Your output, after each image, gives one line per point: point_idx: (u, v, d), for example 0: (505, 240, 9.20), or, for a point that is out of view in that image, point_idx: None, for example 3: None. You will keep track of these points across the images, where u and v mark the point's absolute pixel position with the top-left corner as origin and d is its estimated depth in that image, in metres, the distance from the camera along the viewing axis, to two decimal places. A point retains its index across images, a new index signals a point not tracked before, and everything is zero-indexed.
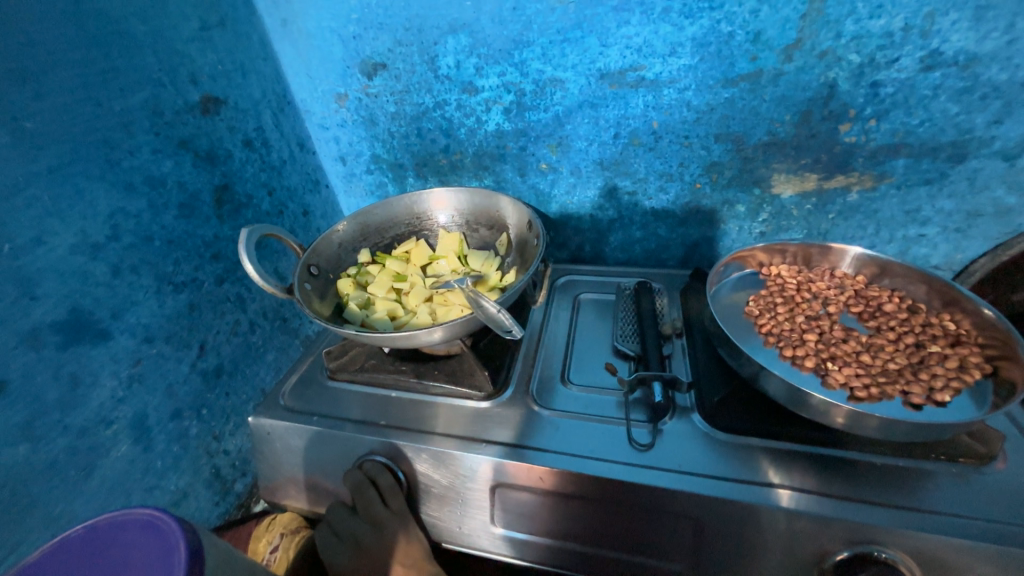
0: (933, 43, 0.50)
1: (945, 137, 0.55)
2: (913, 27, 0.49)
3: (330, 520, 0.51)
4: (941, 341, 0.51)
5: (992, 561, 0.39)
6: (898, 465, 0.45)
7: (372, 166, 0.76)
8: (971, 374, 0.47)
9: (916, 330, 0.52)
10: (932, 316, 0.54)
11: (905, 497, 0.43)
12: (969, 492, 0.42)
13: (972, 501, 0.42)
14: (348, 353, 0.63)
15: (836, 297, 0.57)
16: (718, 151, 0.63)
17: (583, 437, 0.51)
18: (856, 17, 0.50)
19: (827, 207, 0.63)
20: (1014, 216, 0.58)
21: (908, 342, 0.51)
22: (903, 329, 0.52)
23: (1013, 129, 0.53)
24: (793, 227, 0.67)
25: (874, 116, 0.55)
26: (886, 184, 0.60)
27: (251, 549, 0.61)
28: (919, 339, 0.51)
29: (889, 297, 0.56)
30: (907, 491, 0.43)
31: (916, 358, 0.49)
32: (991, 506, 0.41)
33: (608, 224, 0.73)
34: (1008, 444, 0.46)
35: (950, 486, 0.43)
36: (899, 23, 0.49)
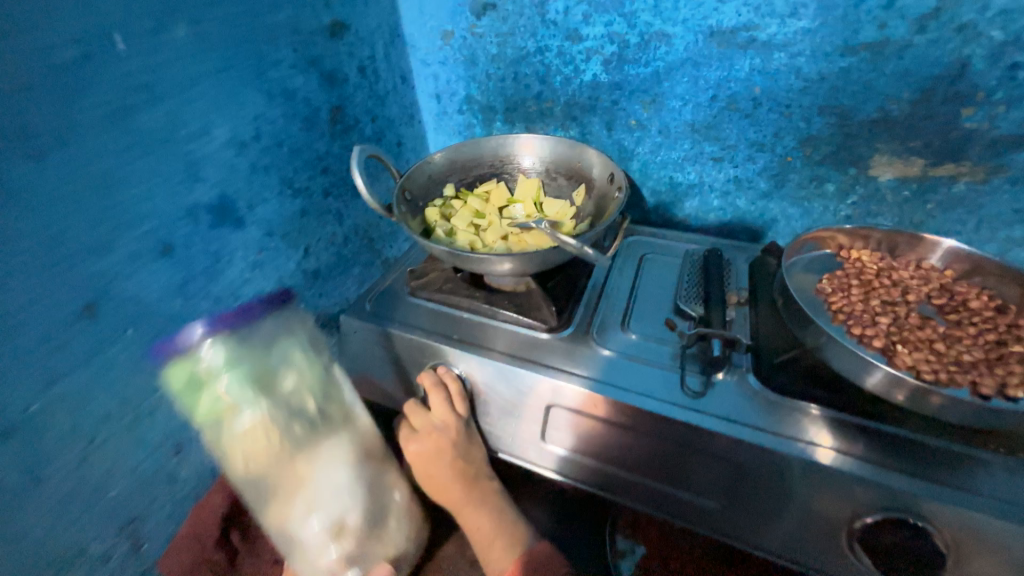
0: None
1: None
2: None
3: (408, 415, 0.58)
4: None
5: None
6: (952, 449, 0.46)
7: (464, 106, 0.80)
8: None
9: (1000, 328, 0.51)
10: (1021, 318, 0.52)
11: (951, 477, 0.44)
12: (1020, 484, 0.43)
13: (1022, 492, 0.43)
14: (428, 275, 0.69)
15: (917, 287, 0.57)
16: (819, 125, 0.61)
17: (638, 376, 0.55)
18: None
19: (929, 196, 0.61)
20: None
21: (988, 340, 0.50)
22: (986, 326, 0.51)
23: None
24: (883, 214, 0.64)
25: (1004, 102, 0.52)
26: (1000, 179, 0.57)
27: None
28: (1002, 338, 0.50)
29: (976, 294, 0.55)
30: (955, 473, 0.44)
31: (994, 355, 0.49)
32: None
33: (686, 188, 0.74)
34: None
35: (1000, 475, 0.44)
36: None
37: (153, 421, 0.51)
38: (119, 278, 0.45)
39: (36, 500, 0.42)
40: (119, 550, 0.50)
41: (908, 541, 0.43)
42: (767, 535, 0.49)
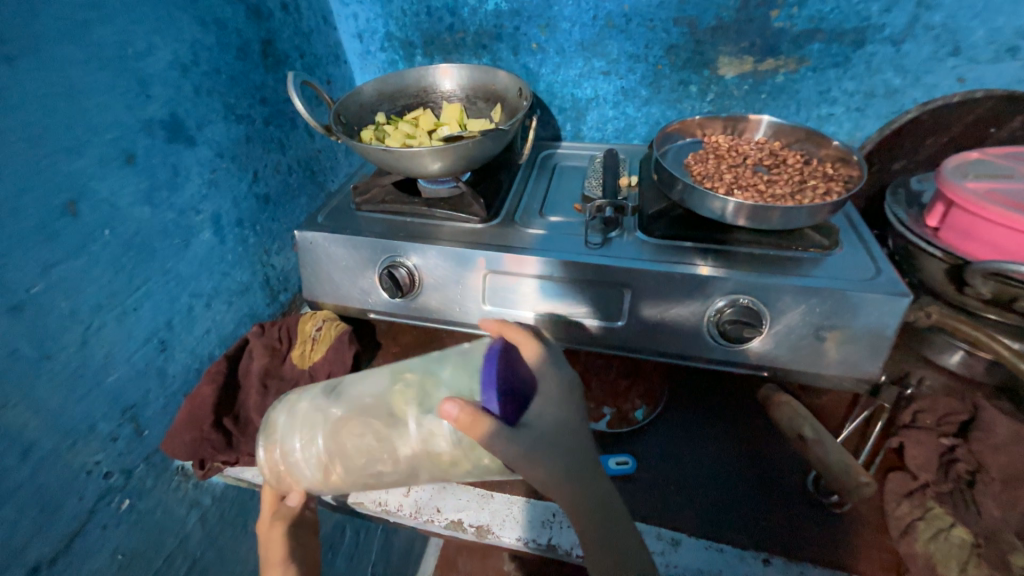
0: None
1: (850, 24, 0.70)
2: None
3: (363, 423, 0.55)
4: (822, 178, 0.68)
5: (815, 299, 0.58)
6: (767, 253, 0.64)
7: (386, 44, 0.89)
8: (833, 195, 0.65)
9: (806, 172, 0.70)
10: (822, 164, 0.71)
11: (768, 268, 0.62)
12: (809, 265, 0.62)
13: (810, 269, 0.61)
14: (370, 191, 0.79)
15: (756, 152, 0.74)
16: (677, 34, 0.76)
17: (553, 241, 0.69)
18: None
19: (760, 87, 0.78)
20: (899, 95, 0.74)
21: (797, 180, 0.68)
22: (796, 171, 0.70)
23: (898, 18, 0.68)
24: (733, 106, 0.81)
25: (796, 3, 0.70)
26: (805, 67, 0.75)
27: (288, 334, 0.76)
28: (806, 178, 0.69)
29: (795, 152, 0.73)
30: (770, 265, 0.62)
31: (798, 189, 0.67)
32: (821, 271, 0.61)
33: (585, 102, 0.87)
34: (846, 243, 0.65)
35: (807, 263, 0.62)
36: None
37: (138, 317, 0.58)
38: (93, 179, 0.51)
39: (48, 372, 0.49)
40: (124, 431, 0.58)
41: (742, 314, 0.60)
42: (661, 340, 0.65)
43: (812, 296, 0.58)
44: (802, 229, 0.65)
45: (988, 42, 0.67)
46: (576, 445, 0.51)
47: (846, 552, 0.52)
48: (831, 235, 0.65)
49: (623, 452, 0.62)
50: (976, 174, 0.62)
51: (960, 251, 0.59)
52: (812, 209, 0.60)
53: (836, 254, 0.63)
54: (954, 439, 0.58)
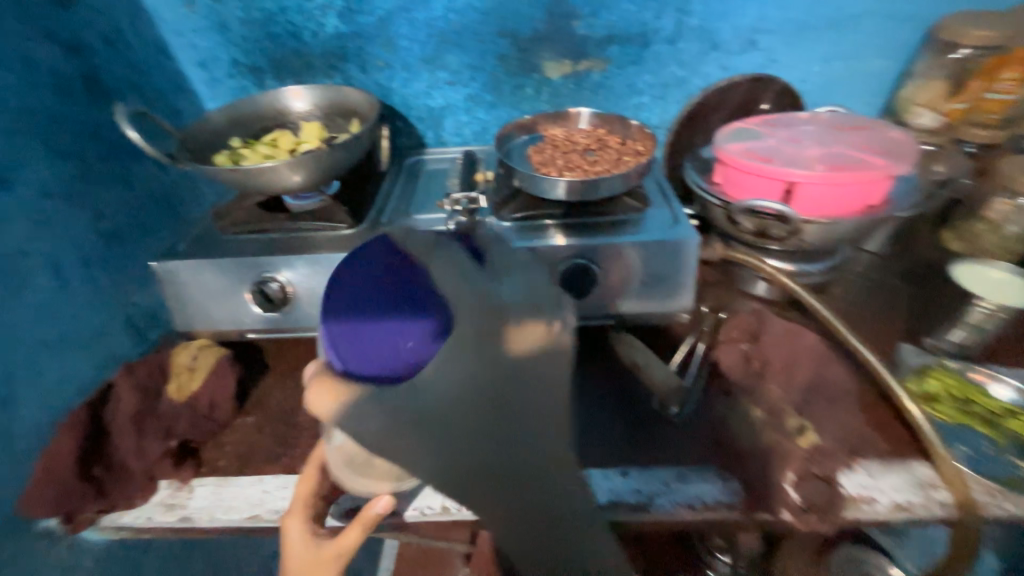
0: None
1: (634, 29, 0.85)
2: None
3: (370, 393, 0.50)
4: (632, 153, 0.82)
5: (631, 251, 0.70)
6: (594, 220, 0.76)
7: (232, 70, 0.90)
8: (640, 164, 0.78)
9: (622, 149, 0.83)
10: (634, 142, 0.85)
11: (594, 232, 0.73)
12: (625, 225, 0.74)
13: (627, 227, 0.74)
14: (234, 215, 0.80)
15: (583, 138, 0.87)
16: (503, 45, 0.87)
17: (417, 236, 0.76)
18: None
19: (582, 86, 0.92)
20: (685, 83, 0.91)
21: (614, 157, 0.82)
22: (614, 150, 0.83)
23: (667, 23, 0.85)
24: (565, 103, 0.94)
25: (590, 14, 0.84)
26: (611, 66, 0.89)
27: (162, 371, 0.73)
28: (621, 154, 0.82)
29: (613, 135, 0.87)
30: (597, 229, 0.74)
31: (614, 164, 0.80)
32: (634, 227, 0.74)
33: (440, 111, 0.95)
34: (657, 204, 0.79)
35: (630, 224, 0.75)
36: None
37: None
38: None
39: None
40: None
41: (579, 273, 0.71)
42: None
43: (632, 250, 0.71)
44: (622, 196, 0.78)
45: (735, 37, 0.86)
46: (464, 417, 0.49)
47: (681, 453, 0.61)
48: (643, 198, 0.79)
49: None
50: (739, 136, 0.78)
51: (731, 196, 0.74)
52: (622, 178, 0.73)
53: (650, 212, 0.76)
54: (749, 344, 0.71)
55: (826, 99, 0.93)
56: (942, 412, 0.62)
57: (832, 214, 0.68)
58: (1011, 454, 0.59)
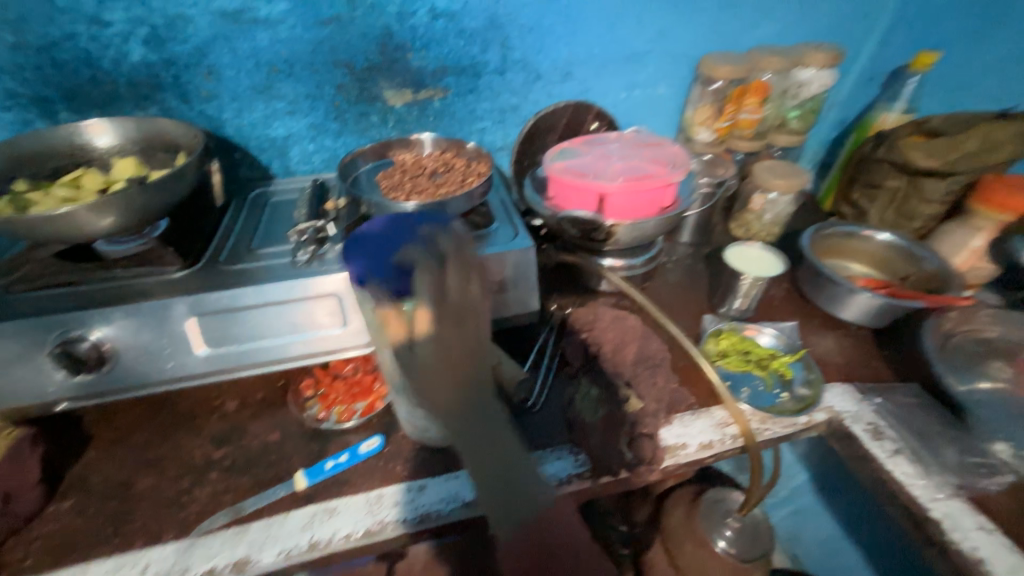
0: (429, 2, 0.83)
1: (465, 62, 0.91)
2: None
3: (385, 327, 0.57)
4: (476, 172, 0.88)
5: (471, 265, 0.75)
6: None
7: (9, 101, 0.78)
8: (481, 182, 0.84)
9: (466, 169, 0.89)
10: (478, 162, 0.91)
11: None
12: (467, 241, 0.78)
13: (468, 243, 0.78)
14: (29, 269, 0.69)
15: (431, 161, 0.91)
16: (339, 75, 0.88)
17: (262, 270, 0.73)
18: None
19: (425, 113, 0.97)
20: (520, 110, 1.01)
21: (459, 178, 0.87)
22: (459, 171, 0.88)
23: (493, 57, 0.92)
24: (413, 128, 0.98)
25: (421, 47, 0.88)
26: (449, 95, 0.95)
27: None
28: (466, 174, 0.87)
29: (459, 157, 0.92)
30: None
31: (459, 184, 0.85)
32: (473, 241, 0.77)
33: (283, 140, 0.93)
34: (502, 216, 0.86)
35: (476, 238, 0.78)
36: None
37: None
38: None
39: None
40: None
41: None
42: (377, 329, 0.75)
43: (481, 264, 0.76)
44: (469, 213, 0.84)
45: (555, 70, 0.97)
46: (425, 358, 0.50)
47: (527, 439, 0.70)
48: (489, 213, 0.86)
49: (374, 434, 0.71)
50: (566, 153, 0.90)
51: (560, 205, 0.85)
52: (465, 198, 0.79)
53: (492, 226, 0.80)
54: (586, 332, 0.82)
55: (638, 120, 1.10)
56: (729, 363, 0.80)
57: (634, 217, 0.81)
58: (776, 387, 0.77)
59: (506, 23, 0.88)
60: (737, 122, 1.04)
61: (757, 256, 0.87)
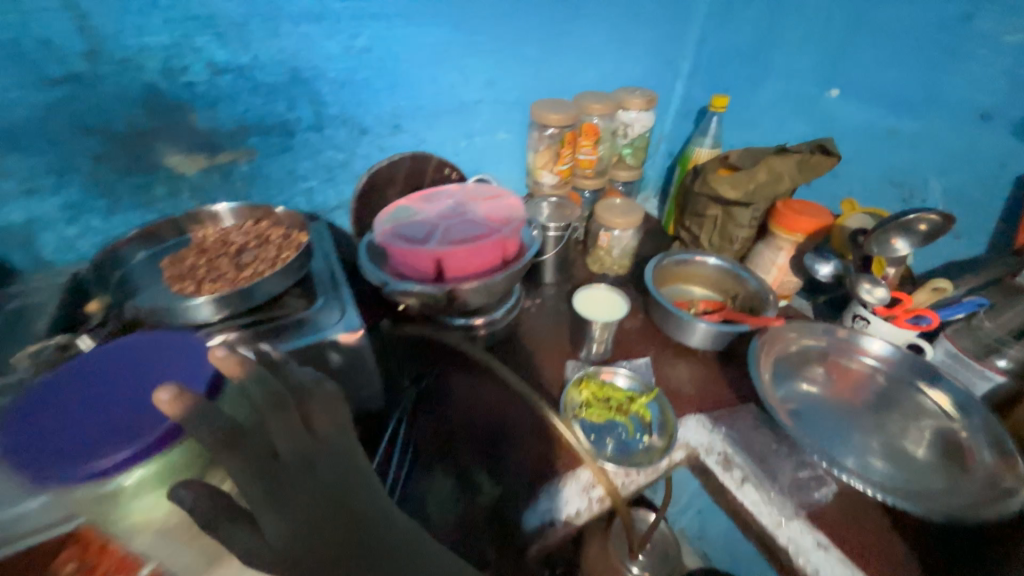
0: (205, 55, 0.70)
1: (270, 120, 0.80)
2: (181, 44, 0.68)
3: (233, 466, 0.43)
4: (294, 245, 0.75)
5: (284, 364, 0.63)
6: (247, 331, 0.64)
7: None
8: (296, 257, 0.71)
9: (284, 243, 0.76)
10: (299, 231, 0.78)
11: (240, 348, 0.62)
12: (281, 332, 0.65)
13: (282, 334, 0.64)
14: None
15: (241, 236, 0.77)
16: (94, 143, 0.70)
17: None
18: (128, 34, 0.65)
19: (230, 177, 0.82)
20: (350, 165, 0.92)
21: (272, 254, 0.73)
22: (274, 246, 0.75)
23: (305, 112, 0.82)
24: (218, 196, 0.83)
25: (207, 107, 0.74)
26: (258, 156, 0.82)
27: None
28: (282, 248, 0.75)
29: (277, 227, 0.79)
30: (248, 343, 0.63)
31: (270, 262, 0.72)
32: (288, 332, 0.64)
33: (23, 227, 0.71)
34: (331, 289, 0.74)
35: (293, 326, 0.66)
36: (166, 40, 0.67)
37: None
38: None
39: None
40: None
41: None
42: None
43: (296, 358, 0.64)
44: (287, 294, 0.70)
45: (381, 122, 0.90)
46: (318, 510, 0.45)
47: None
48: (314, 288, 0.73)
49: None
50: (402, 213, 0.85)
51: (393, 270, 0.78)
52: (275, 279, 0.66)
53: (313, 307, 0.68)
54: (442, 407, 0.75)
55: (484, 166, 1.08)
56: (592, 414, 0.77)
57: (466, 279, 0.75)
58: (637, 431, 0.76)
59: (312, 76, 0.79)
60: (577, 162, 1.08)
61: (605, 299, 0.87)
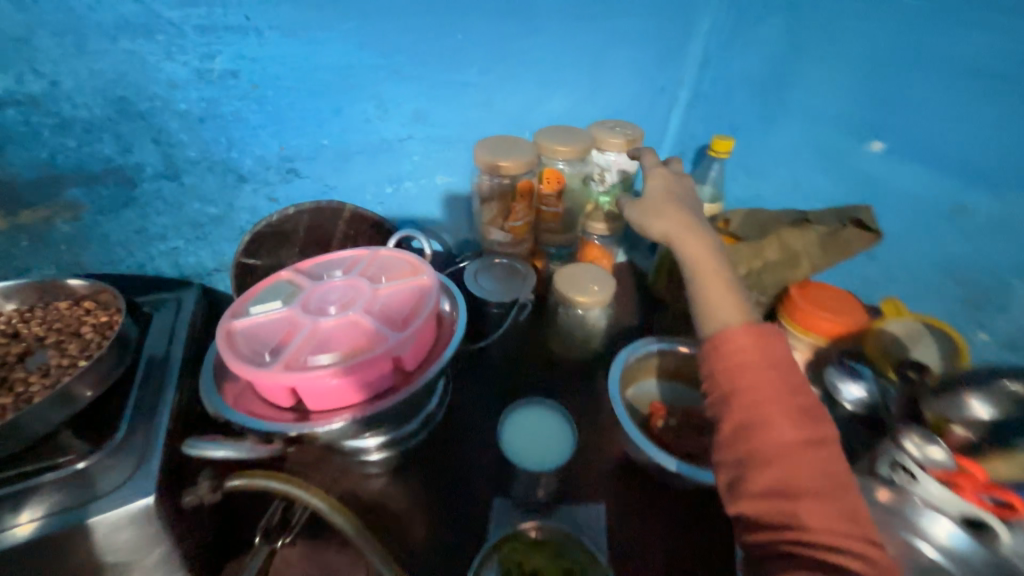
0: None
1: (93, 167, 0.59)
2: None
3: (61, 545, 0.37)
4: (95, 353, 0.54)
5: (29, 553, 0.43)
6: None
7: None
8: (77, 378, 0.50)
9: (85, 348, 0.54)
10: (116, 326, 0.57)
11: None
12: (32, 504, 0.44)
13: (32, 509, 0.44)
14: None
15: (38, 331, 0.56)
16: None
17: None
18: None
19: (46, 241, 0.61)
20: (227, 220, 0.71)
21: (60, 366, 0.52)
22: (70, 352, 0.54)
23: (147, 157, 0.61)
24: (34, 265, 0.62)
25: None
26: (85, 213, 0.61)
27: None
28: (77, 358, 0.53)
29: (91, 319, 0.58)
30: None
31: (46, 382, 0.51)
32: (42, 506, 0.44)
33: None
34: (139, 417, 0.52)
35: (56, 490, 0.45)
36: None
37: None
38: None
39: None
40: None
41: None
42: None
43: (41, 546, 0.43)
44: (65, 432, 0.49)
45: (265, 167, 0.69)
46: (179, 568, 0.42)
47: None
48: (117, 415, 0.52)
49: None
50: (270, 297, 0.60)
51: (239, 389, 0.54)
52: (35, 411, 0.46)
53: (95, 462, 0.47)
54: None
55: (421, 218, 0.85)
56: None
57: (336, 414, 0.52)
58: None
59: (151, 109, 0.58)
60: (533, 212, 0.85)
61: (549, 431, 0.65)
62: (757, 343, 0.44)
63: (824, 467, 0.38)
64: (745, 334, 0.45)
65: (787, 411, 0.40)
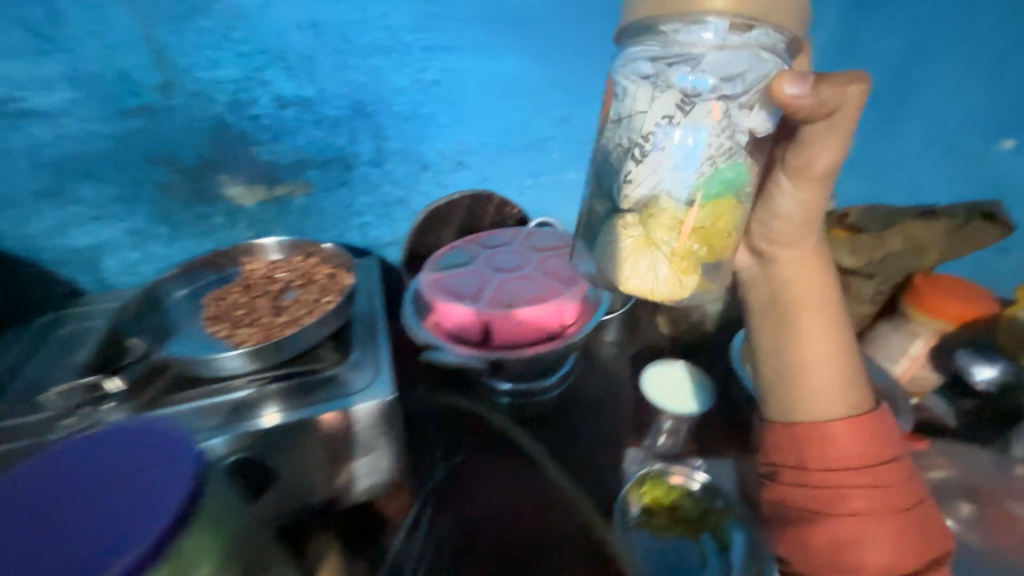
0: (271, 88, 0.69)
1: (329, 153, 0.76)
2: (249, 76, 0.67)
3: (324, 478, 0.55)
4: (335, 294, 0.69)
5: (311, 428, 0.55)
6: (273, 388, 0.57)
7: None
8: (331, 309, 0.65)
9: (324, 291, 0.70)
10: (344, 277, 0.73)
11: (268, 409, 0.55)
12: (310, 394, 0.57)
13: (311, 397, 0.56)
14: None
15: (287, 277, 0.73)
16: (163, 173, 0.70)
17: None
18: (199, 67, 0.65)
19: (286, 210, 0.79)
20: (407, 202, 0.86)
21: (312, 302, 0.68)
22: (314, 293, 0.70)
23: (365, 146, 0.78)
24: (274, 230, 0.80)
25: (269, 139, 0.72)
26: (315, 189, 0.79)
27: None
28: (322, 296, 0.69)
29: (322, 271, 0.74)
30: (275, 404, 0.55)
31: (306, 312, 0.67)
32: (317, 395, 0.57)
33: (91, 251, 0.72)
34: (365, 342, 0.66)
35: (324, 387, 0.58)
36: (236, 73, 0.66)
37: None
38: None
39: None
40: None
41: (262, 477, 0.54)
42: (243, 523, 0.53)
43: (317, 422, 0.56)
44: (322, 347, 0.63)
45: (443, 158, 0.84)
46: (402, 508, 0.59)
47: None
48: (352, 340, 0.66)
49: None
50: (454, 261, 0.75)
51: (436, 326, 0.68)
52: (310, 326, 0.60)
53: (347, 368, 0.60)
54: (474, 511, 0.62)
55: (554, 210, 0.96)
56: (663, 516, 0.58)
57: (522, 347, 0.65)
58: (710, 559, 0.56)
59: (376, 110, 0.75)
60: (734, 242, 0.49)
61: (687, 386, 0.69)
62: (856, 435, 0.49)
63: (884, 533, 0.46)
64: (844, 424, 0.50)
65: (854, 457, 0.49)
